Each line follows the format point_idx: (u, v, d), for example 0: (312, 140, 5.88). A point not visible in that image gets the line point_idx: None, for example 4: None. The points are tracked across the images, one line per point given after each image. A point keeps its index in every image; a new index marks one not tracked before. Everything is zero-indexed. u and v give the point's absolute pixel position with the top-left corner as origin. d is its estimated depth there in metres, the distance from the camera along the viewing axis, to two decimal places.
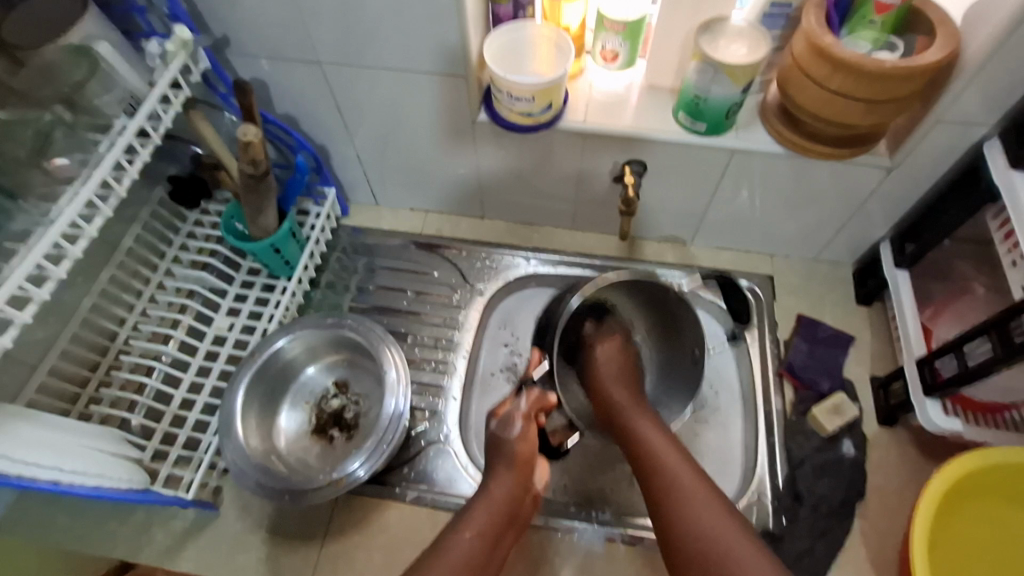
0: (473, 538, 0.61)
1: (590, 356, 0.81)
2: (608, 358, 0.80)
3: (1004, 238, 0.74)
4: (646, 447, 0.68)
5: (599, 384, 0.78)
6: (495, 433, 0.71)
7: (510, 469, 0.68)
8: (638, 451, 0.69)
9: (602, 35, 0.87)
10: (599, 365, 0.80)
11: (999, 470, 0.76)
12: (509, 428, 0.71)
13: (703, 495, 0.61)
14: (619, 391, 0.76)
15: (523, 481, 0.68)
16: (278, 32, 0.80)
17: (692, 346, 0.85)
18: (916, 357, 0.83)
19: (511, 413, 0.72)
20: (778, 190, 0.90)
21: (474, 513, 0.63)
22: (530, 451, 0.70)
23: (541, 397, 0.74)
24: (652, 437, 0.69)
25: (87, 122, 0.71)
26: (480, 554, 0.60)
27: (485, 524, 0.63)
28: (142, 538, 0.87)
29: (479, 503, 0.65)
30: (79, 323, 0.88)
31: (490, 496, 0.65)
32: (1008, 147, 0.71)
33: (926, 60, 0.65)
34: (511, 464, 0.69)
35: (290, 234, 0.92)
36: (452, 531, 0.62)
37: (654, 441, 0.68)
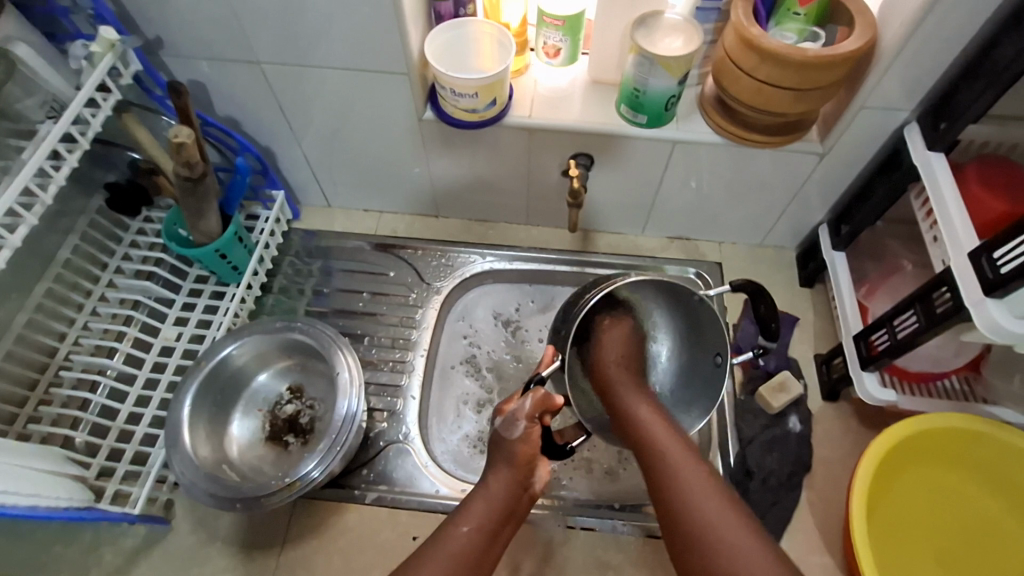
0: (468, 531, 0.58)
1: (597, 334, 0.69)
2: (618, 354, 0.67)
3: (926, 216, 0.78)
4: (645, 433, 0.58)
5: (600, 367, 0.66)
6: (499, 433, 0.63)
7: (511, 467, 0.62)
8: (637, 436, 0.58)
9: (543, 31, 0.88)
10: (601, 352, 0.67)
11: (931, 436, 0.81)
12: (514, 429, 0.63)
13: (708, 494, 0.50)
14: (618, 369, 0.65)
15: (522, 478, 0.62)
16: (213, 33, 0.78)
17: (714, 350, 0.70)
18: (853, 334, 0.87)
19: (516, 413, 0.63)
20: (720, 178, 0.93)
21: (472, 506, 0.60)
22: (534, 451, 0.63)
23: (547, 397, 0.63)
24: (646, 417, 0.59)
25: (7, 128, 0.68)
26: (480, 547, 0.57)
27: (481, 520, 0.59)
28: (89, 559, 0.84)
29: (478, 499, 0.61)
30: (13, 340, 0.84)
31: (490, 495, 0.61)
32: (926, 130, 0.75)
33: (844, 48, 0.69)
34: (512, 462, 0.62)
35: (235, 238, 0.90)
36: (450, 524, 0.59)
37: (655, 425, 0.58)
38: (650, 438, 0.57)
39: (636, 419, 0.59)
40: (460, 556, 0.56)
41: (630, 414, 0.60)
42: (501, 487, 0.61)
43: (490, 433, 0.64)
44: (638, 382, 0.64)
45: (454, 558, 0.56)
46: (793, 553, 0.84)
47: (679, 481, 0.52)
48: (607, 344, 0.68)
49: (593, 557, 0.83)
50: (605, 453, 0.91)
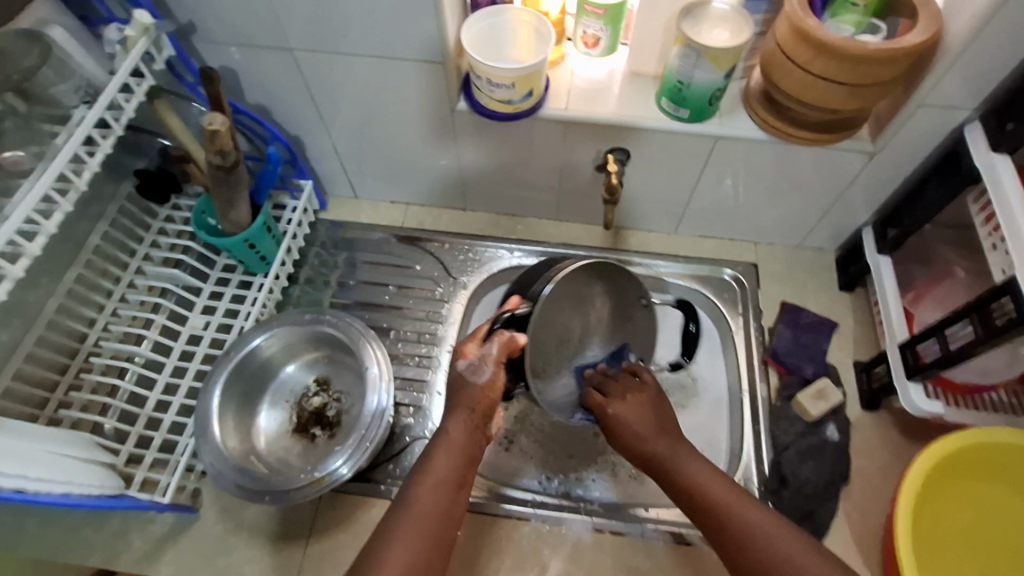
0: (435, 485, 0.60)
1: (617, 413, 0.69)
2: (640, 401, 0.70)
3: (984, 221, 0.74)
4: (709, 498, 0.61)
5: (632, 442, 0.67)
6: (464, 376, 0.67)
7: (470, 413, 0.66)
8: (700, 507, 0.61)
9: (583, 20, 0.85)
10: (624, 419, 0.69)
11: (980, 451, 0.77)
12: (479, 373, 0.67)
13: (789, 539, 0.57)
14: (655, 439, 0.66)
15: (479, 424, 0.66)
16: (246, 19, 0.77)
17: (640, 353, 0.86)
18: (898, 341, 0.84)
19: (482, 358, 0.68)
20: (761, 177, 0.90)
21: (437, 459, 0.62)
22: (493, 396, 0.67)
23: (512, 339, 0.68)
24: (723, 493, 0.61)
25: (42, 113, 0.67)
26: (449, 500, 0.60)
27: (447, 473, 0.61)
28: (117, 545, 0.84)
29: (439, 451, 0.62)
30: (46, 325, 0.84)
31: (454, 442, 0.63)
32: (990, 130, 0.71)
33: (908, 42, 0.65)
34: (470, 408, 0.65)
35: (265, 228, 0.89)
36: (413, 483, 0.60)
37: (734, 499, 0.61)
38: (745, 525, 0.58)
39: (670, 465, 0.64)
40: (427, 514, 0.58)
41: (694, 485, 0.62)
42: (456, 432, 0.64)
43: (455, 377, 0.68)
44: (688, 444, 0.67)
45: (428, 516, 0.58)
46: None
47: (770, 534, 0.58)
48: (628, 412, 0.69)
49: (621, 562, 0.82)
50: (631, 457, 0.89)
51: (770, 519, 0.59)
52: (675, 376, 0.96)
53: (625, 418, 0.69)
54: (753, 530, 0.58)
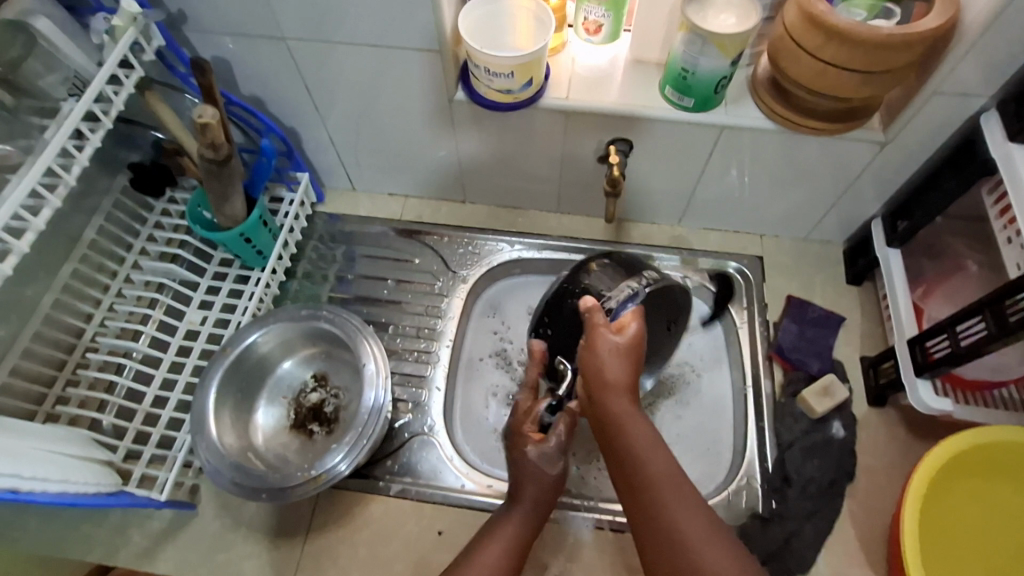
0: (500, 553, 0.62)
1: (597, 356, 0.64)
2: (614, 352, 0.64)
3: (999, 214, 0.72)
4: (629, 447, 0.59)
5: (596, 390, 0.63)
6: (538, 467, 0.67)
7: (537, 505, 0.66)
8: (619, 450, 0.60)
9: (584, 6, 0.83)
10: (598, 366, 0.63)
11: (990, 450, 0.76)
12: (553, 464, 0.67)
13: (698, 524, 0.54)
14: (621, 381, 0.63)
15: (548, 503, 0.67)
16: (237, 7, 0.74)
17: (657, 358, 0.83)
18: (907, 337, 0.82)
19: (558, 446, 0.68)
20: (768, 168, 0.87)
21: (504, 528, 0.64)
22: (561, 486, 0.68)
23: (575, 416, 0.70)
24: (650, 463, 0.58)
25: (30, 106, 0.66)
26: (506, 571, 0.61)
27: (511, 542, 0.63)
28: (116, 540, 0.84)
29: (510, 524, 0.64)
30: (41, 320, 0.84)
31: (522, 520, 0.64)
32: (1007, 119, 0.69)
33: (923, 27, 0.62)
34: (538, 488, 0.66)
35: (261, 222, 0.88)
36: (475, 546, 0.63)
37: (647, 451, 0.59)
38: (647, 483, 0.57)
39: (620, 431, 0.60)
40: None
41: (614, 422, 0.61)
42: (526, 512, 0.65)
43: (523, 462, 0.67)
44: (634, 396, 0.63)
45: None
46: (833, 566, 0.80)
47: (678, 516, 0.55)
48: (608, 362, 0.63)
49: (621, 559, 0.81)
50: None
51: (683, 493, 0.56)
52: (679, 372, 0.95)
53: (601, 362, 0.63)
54: (657, 486, 0.56)
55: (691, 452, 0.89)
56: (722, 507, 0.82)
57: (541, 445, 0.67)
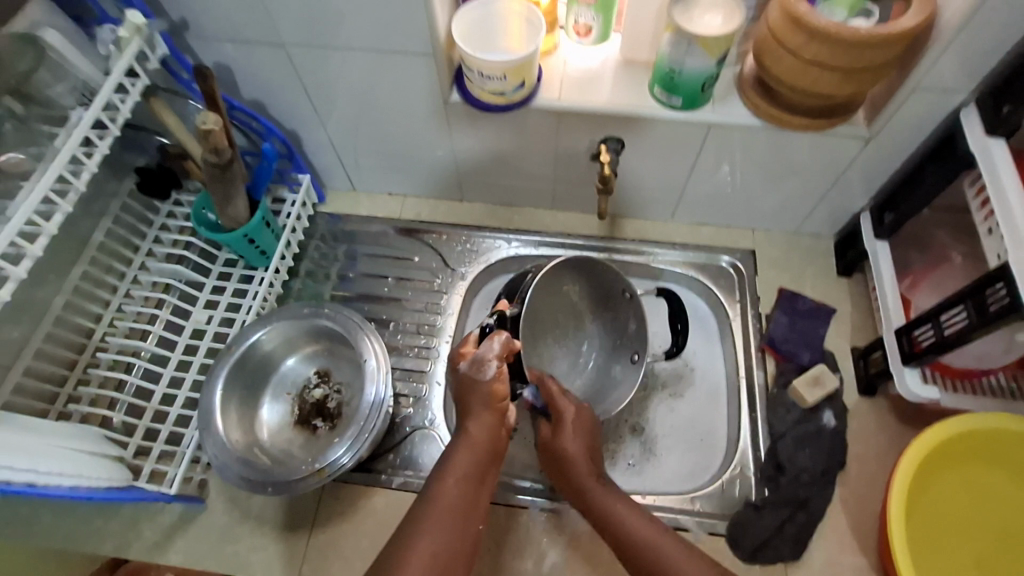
0: (456, 483, 0.61)
1: (560, 444, 0.74)
2: (574, 429, 0.74)
3: (980, 206, 0.74)
4: (624, 523, 0.66)
5: (567, 465, 0.73)
6: (470, 376, 0.68)
7: (488, 409, 0.67)
8: (613, 534, 0.66)
9: (574, 9, 0.85)
10: (565, 450, 0.73)
11: (976, 436, 0.77)
12: (483, 371, 0.68)
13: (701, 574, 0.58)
14: (576, 451, 0.73)
15: (500, 420, 0.67)
16: (238, 16, 0.77)
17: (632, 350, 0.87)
18: (895, 327, 0.84)
19: (484, 356, 0.68)
20: (757, 163, 0.89)
21: (457, 456, 0.63)
22: (505, 391, 0.68)
23: (510, 341, 0.69)
24: (632, 526, 0.65)
25: (39, 114, 0.68)
26: (469, 493, 0.61)
27: (466, 470, 0.62)
28: (129, 533, 0.87)
29: (461, 449, 0.64)
30: (53, 322, 0.86)
31: (471, 440, 0.65)
32: (986, 113, 0.70)
33: (900, 26, 0.64)
34: (487, 406, 0.67)
35: (263, 224, 0.90)
36: (438, 478, 0.62)
37: (641, 527, 0.65)
38: (646, 547, 0.62)
39: (600, 503, 0.69)
40: (454, 503, 0.59)
41: (610, 514, 0.67)
42: (479, 427, 0.66)
43: (462, 379, 0.69)
44: (608, 480, 0.71)
45: (448, 510, 0.58)
46: (825, 551, 0.83)
47: (658, 543, 0.62)
48: (568, 438, 0.73)
49: None
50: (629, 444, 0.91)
51: (673, 543, 0.62)
52: (673, 364, 0.97)
53: (565, 445, 0.73)
54: (641, 544, 0.63)
55: (686, 442, 0.91)
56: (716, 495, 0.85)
57: (473, 354, 0.69)
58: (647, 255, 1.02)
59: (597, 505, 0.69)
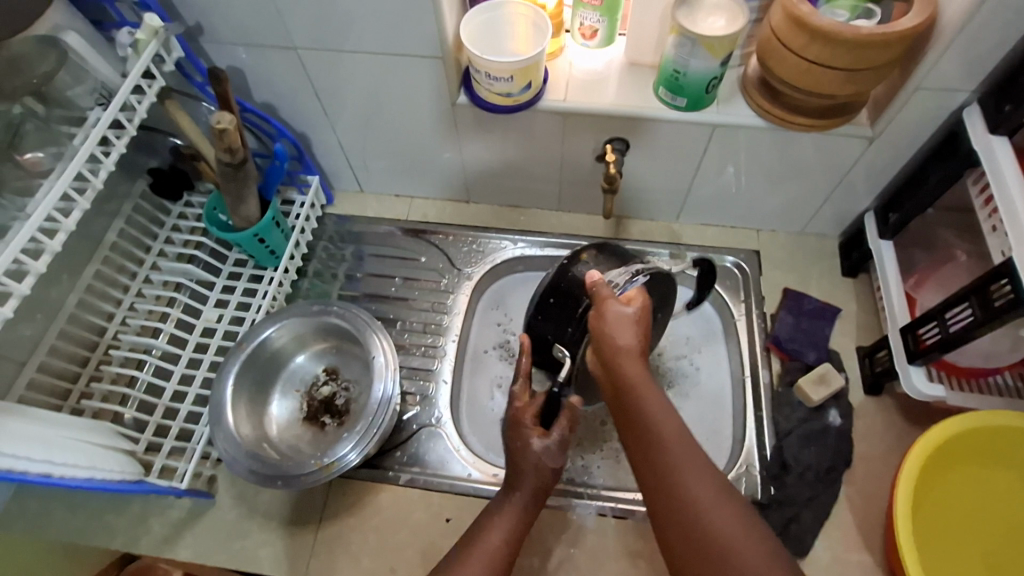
0: (502, 533, 0.65)
1: (600, 321, 0.64)
2: (625, 321, 0.63)
3: (984, 204, 0.74)
4: (648, 423, 0.56)
5: (604, 349, 0.62)
6: (540, 455, 0.70)
7: (534, 477, 0.69)
8: (638, 426, 0.57)
9: (580, 12, 0.87)
10: (608, 337, 0.63)
11: (982, 434, 0.77)
12: (549, 452, 0.70)
13: (720, 507, 0.50)
14: (627, 344, 0.61)
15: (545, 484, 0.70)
16: (251, 20, 0.79)
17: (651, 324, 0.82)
18: (899, 326, 0.84)
19: (590, 369, 0.67)
20: (761, 164, 0.90)
21: (503, 515, 0.67)
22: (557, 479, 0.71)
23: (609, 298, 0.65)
24: (665, 425, 0.56)
25: (60, 115, 0.70)
26: (511, 546, 0.65)
27: (512, 524, 0.66)
28: (138, 528, 0.88)
29: (507, 508, 0.68)
30: (66, 319, 0.88)
31: (513, 513, 0.67)
32: (988, 112, 0.71)
33: (902, 26, 0.65)
34: (535, 475, 0.69)
35: (273, 223, 0.92)
36: (482, 527, 0.66)
37: (669, 424, 0.56)
38: (666, 451, 0.54)
39: (634, 393, 0.58)
40: (492, 561, 0.63)
41: (639, 408, 0.58)
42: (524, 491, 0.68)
43: (522, 433, 0.71)
44: (648, 366, 0.61)
45: (487, 562, 0.62)
46: (831, 549, 0.82)
47: (687, 473, 0.53)
48: (615, 329, 0.63)
49: (624, 544, 0.83)
50: None
51: (705, 467, 0.53)
52: (678, 363, 0.97)
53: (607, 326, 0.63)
54: (672, 455, 0.54)
55: None
56: None
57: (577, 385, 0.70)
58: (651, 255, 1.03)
59: (630, 393, 0.59)
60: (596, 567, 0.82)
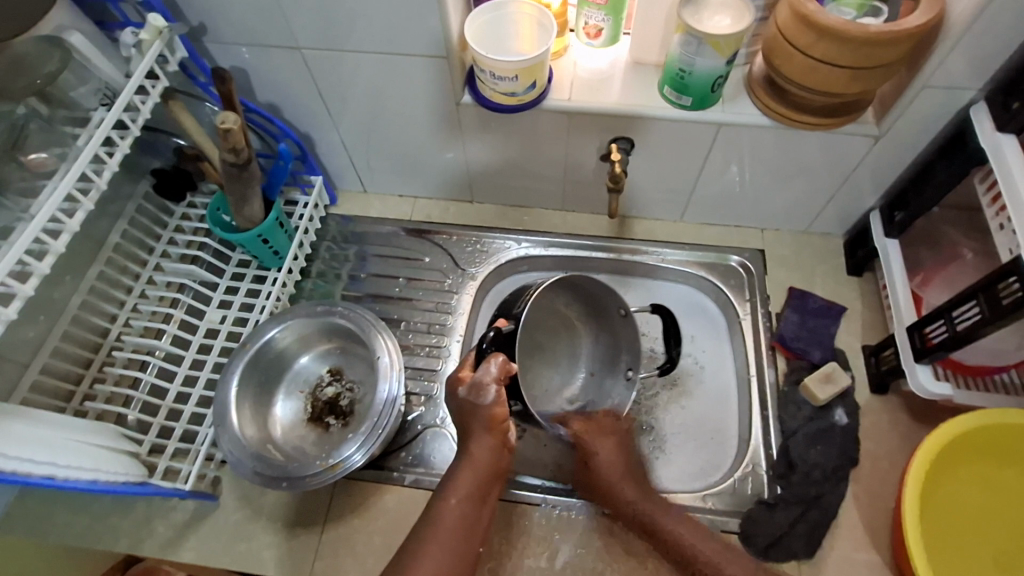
0: (458, 502, 0.63)
1: (594, 456, 0.82)
2: (614, 447, 0.83)
3: (992, 201, 0.74)
4: (656, 524, 0.76)
5: (608, 485, 0.80)
6: (472, 401, 0.68)
7: (489, 432, 0.68)
8: (653, 529, 0.76)
9: (585, 11, 0.87)
10: (603, 467, 0.81)
11: (990, 432, 0.77)
12: (483, 395, 0.68)
13: (731, 564, 0.68)
14: (611, 473, 0.80)
15: (500, 439, 0.68)
16: (255, 20, 0.79)
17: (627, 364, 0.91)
18: (906, 324, 0.84)
19: (481, 380, 0.68)
20: (766, 163, 0.90)
21: (459, 476, 0.65)
22: (504, 412, 0.68)
23: (508, 363, 0.69)
24: (668, 520, 0.75)
25: (63, 116, 0.70)
26: (470, 514, 0.63)
27: (468, 491, 0.64)
28: (142, 530, 0.88)
29: (463, 472, 0.65)
30: (69, 321, 0.88)
31: (472, 463, 0.66)
32: (995, 110, 0.71)
33: (909, 24, 0.65)
34: (486, 428, 0.67)
35: (277, 224, 0.91)
36: (438, 499, 0.64)
37: (677, 525, 0.74)
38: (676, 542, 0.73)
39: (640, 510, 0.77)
40: (454, 535, 0.61)
41: (645, 515, 0.77)
42: (483, 450, 0.66)
43: (460, 404, 0.69)
44: (639, 480, 0.80)
45: (451, 533, 0.61)
46: (838, 548, 0.82)
47: (697, 543, 0.72)
48: (606, 457, 0.81)
49: (630, 544, 0.83)
50: (639, 443, 0.91)
51: (703, 538, 0.72)
52: (683, 363, 0.97)
53: (599, 456, 0.81)
54: (679, 540, 0.73)
55: (697, 440, 0.91)
56: (727, 493, 0.85)
57: (470, 378, 0.68)
58: (655, 254, 1.03)
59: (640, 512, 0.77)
60: (603, 567, 0.82)
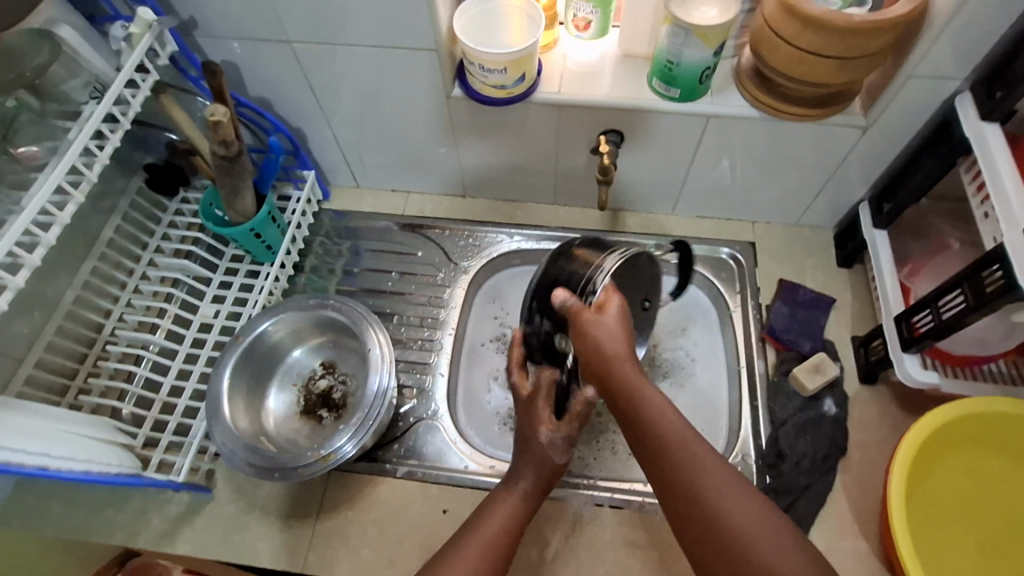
0: (510, 507, 0.68)
1: (582, 328, 0.64)
2: (608, 328, 0.64)
3: (977, 190, 0.75)
4: (651, 422, 0.58)
5: (594, 353, 0.63)
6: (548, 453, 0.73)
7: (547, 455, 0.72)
8: (638, 425, 0.58)
9: (574, 4, 0.87)
10: (597, 342, 0.63)
11: (975, 420, 0.78)
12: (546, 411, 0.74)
13: (737, 497, 0.52)
14: (618, 345, 0.63)
15: (553, 469, 0.72)
16: (245, 14, 0.79)
17: (643, 297, 0.79)
18: (894, 314, 0.85)
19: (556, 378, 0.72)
20: (756, 155, 0.90)
21: (517, 485, 0.71)
22: (551, 432, 0.73)
23: (582, 311, 0.65)
24: (660, 412, 0.58)
25: (54, 110, 0.70)
26: (520, 519, 0.68)
27: (523, 498, 0.70)
28: (138, 523, 0.88)
29: (520, 483, 0.71)
30: (63, 315, 0.88)
31: (533, 478, 0.71)
32: (980, 100, 0.72)
33: (893, 14, 0.65)
34: (546, 463, 0.72)
35: (269, 218, 0.92)
36: (494, 498, 0.70)
37: (664, 419, 0.57)
38: (671, 450, 0.55)
39: (630, 397, 0.60)
40: (495, 533, 0.66)
41: (637, 408, 0.59)
42: (537, 467, 0.72)
43: (531, 410, 0.74)
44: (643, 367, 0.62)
45: (495, 529, 0.66)
46: (827, 537, 0.83)
47: (699, 462, 0.54)
48: (603, 334, 0.63)
49: (622, 534, 0.84)
50: None
51: (709, 455, 0.55)
52: (674, 355, 0.98)
53: (599, 331, 0.63)
54: (683, 454, 0.55)
55: None
56: None
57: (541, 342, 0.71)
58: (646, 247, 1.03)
59: (637, 405, 0.59)
60: (594, 556, 0.83)
